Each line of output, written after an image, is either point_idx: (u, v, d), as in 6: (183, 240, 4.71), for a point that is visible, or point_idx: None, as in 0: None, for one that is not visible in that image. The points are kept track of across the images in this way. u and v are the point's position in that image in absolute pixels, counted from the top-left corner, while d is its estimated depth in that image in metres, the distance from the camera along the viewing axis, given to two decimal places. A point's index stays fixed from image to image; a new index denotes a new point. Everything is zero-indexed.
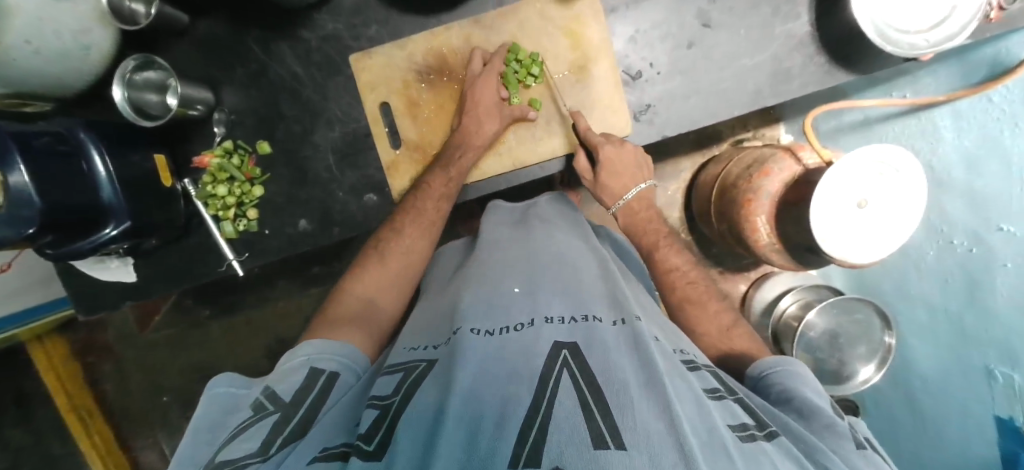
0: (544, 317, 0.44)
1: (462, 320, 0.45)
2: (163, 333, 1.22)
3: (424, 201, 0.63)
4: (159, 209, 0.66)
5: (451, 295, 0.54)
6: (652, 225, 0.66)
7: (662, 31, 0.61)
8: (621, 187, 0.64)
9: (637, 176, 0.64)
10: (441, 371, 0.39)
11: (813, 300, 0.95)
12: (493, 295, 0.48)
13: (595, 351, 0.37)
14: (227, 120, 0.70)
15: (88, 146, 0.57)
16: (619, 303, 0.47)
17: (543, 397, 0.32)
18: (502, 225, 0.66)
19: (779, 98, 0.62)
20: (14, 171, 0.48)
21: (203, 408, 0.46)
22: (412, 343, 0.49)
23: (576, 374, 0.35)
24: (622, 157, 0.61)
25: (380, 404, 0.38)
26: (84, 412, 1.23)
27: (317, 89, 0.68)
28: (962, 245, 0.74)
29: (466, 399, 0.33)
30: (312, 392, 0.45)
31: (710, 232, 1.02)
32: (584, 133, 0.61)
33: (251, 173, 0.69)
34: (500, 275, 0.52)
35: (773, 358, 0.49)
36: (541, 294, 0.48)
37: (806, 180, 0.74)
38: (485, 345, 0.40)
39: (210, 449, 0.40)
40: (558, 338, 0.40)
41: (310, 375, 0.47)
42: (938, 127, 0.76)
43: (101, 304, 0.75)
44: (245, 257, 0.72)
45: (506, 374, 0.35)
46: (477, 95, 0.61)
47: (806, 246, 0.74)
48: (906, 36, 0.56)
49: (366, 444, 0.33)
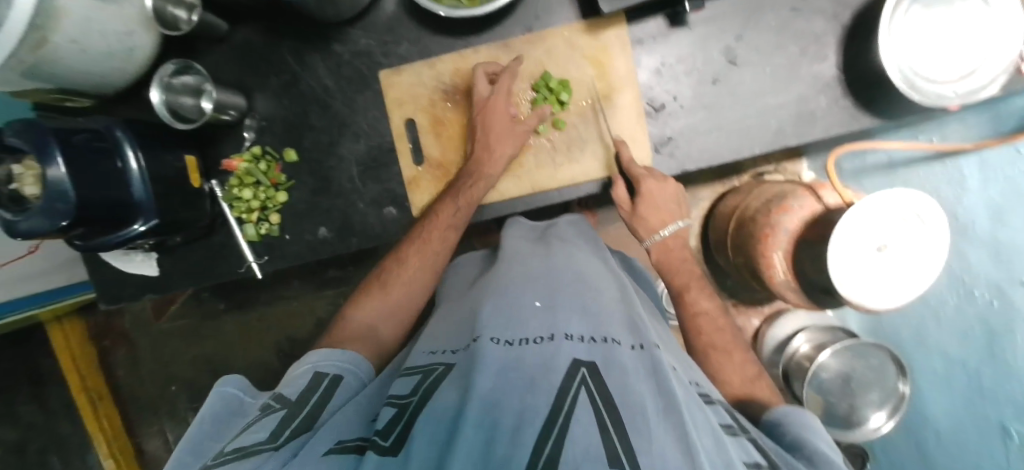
0: (565, 332, 0.43)
1: (483, 328, 0.45)
2: (178, 324, 1.25)
3: (430, 230, 0.63)
4: (186, 208, 0.68)
5: (471, 302, 0.55)
6: (686, 265, 0.65)
7: (687, 65, 0.61)
8: (658, 221, 0.63)
9: (675, 213, 0.64)
10: (460, 376, 0.39)
11: (825, 341, 0.93)
12: (514, 306, 0.48)
13: (614, 372, 0.37)
14: (257, 126, 0.72)
15: (124, 144, 0.60)
16: (638, 329, 0.47)
17: (562, 409, 0.32)
18: (522, 240, 0.65)
19: (802, 139, 0.61)
20: (52, 165, 0.50)
21: (209, 405, 0.48)
22: (431, 347, 0.50)
23: (594, 394, 0.34)
24: (665, 191, 0.61)
25: (397, 403, 0.40)
26: (95, 395, 1.24)
27: (346, 102, 0.70)
28: (983, 297, 0.74)
29: (483, 405, 0.33)
30: (318, 392, 0.47)
31: (727, 264, 1.02)
32: (627, 164, 0.61)
33: (276, 179, 0.71)
34: (520, 285, 0.52)
35: (785, 407, 0.48)
36: (561, 309, 0.47)
37: (824, 221, 0.73)
38: (504, 354, 0.39)
39: (220, 443, 0.43)
40: (577, 355, 0.39)
41: (315, 377, 0.49)
42: (965, 174, 0.77)
43: (124, 295, 0.77)
44: (264, 259, 0.73)
45: (524, 384, 0.35)
46: (486, 121, 0.62)
47: (822, 288, 0.73)
48: (934, 85, 0.55)
49: (383, 441, 0.35)
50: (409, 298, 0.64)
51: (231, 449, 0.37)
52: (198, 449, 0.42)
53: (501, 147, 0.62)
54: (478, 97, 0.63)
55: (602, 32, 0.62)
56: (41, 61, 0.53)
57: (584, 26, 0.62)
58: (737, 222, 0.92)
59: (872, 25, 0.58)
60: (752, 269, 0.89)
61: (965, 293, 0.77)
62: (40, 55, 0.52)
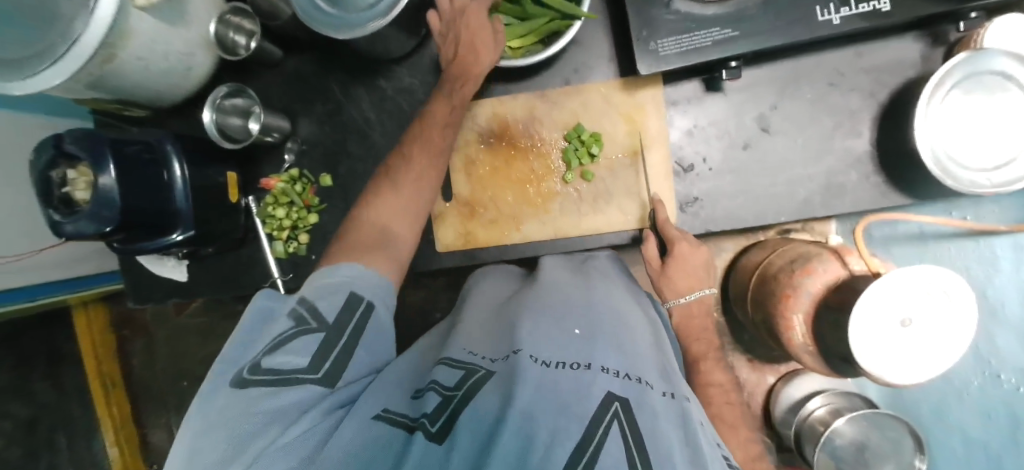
0: (602, 365, 0.44)
1: (523, 342, 0.46)
2: (196, 320, 1.28)
3: (428, 131, 0.62)
4: (221, 220, 0.71)
5: (507, 315, 0.55)
6: (705, 334, 0.64)
7: (720, 129, 0.63)
8: (684, 286, 0.63)
9: (704, 280, 0.64)
10: (499, 383, 0.41)
11: (843, 407, 0.90)
12: (553, 330, 0.49)
13: (646, 415, 0.38)
14: (297, 149, 0.75)
15: (172, 157, 0.63)
16: (670, 377, 0.48)
17: (593, 440, 0.34)
18: (558, 267, 0.63)
19: (829, 210, 0.61)
20: (104, 174, 0.53)
21: (247, 317, 0.50)
22: (470, 347, 0.51)
23: (625, 430, 0.36)
24: (696, 259, 0.61)
25: (443, 393, 0.41)
26: (109, 381, 1.28)
27: (384, 134, 0.73)
28: (1008, 381, 0.82)
29: (520, 421, 0.35)
30: (355, 315, 0.50)
31: (745, 319, 1.00)
32: (663, 225, 0.62)
33: (310, 201, 0.74)
34: (559, 308, 0.53)
35: None
36: (599, 342, 0.48)
37: (849, 286, 0.72)
38: (542, 373, 0.41)
39: (252, 353, 0.45)
40: (612, 388, 0.40)
41: (350, 300, 0.50)
42: (997, 255, 0.82)
43: (152, 296, 0.81)
44: (289, 277, 0.76)
45: (558, 406, 0.37)
46: (468, 26, 0.59)
47: (841, 356, 0.72)
48: (966, 171, 0.54)
49: (430, 425, 0.37)
50: (409, 209, 0.62)
51: (270, 369, 0.42)
52: (233, 357, 0.45)
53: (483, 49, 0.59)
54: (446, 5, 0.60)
55: (638, 91, 0.64)
56: (105, 75, 0.56)
57: (622, 83, 0.64)
58: (759, 277, 0.91)
59: (908, 107, 0.59)
60: (770, 328, 0.88)
61: (988, 375, 0.83)
62: (107, 69, 0.55)
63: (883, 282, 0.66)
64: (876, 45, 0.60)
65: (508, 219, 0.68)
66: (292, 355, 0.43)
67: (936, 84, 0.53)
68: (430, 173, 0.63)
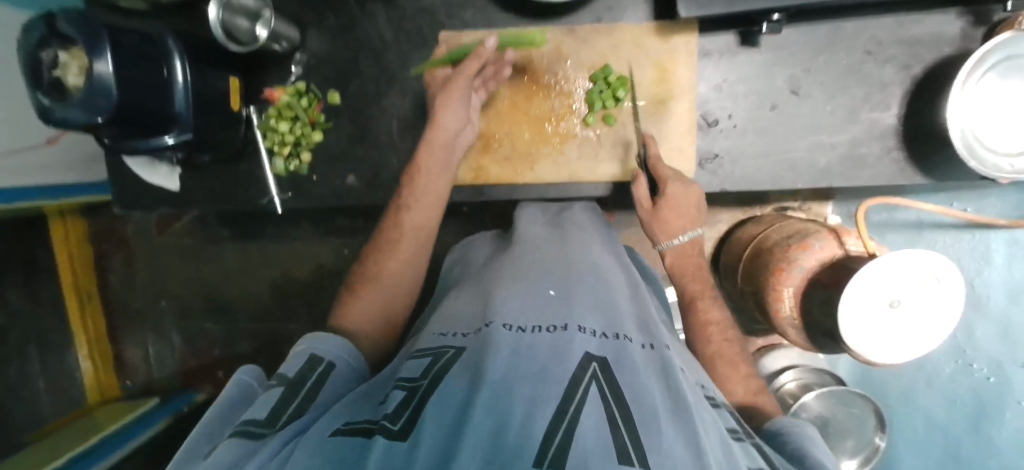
0: (578, 324, 0.42)
1: (495, 313, 0.44)
2: (179, 241, 1.25)
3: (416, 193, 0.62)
4: (222, 129, 0.66)
5: (485, 285, 0.54)
6: (702, 273, 0.63)
7: (749, 87, 0.61)
8: (677, 227, 0.60)
9: (694, 220, 0.60)
10: (471, 358, 0.39)
11: (813, 383, 0.92)
12: (528, 295, 0.47)
13: (625, 370, 0.38)
14: (306, 62, 0.72)
15: (174, 54, 0.56)
16: (647, 328, 0.48)
17: (573, 399, 0.32)
18: (534, 225, 0.63)
19: (847, 182, 0.61)
20: (99, 60, 0.47)
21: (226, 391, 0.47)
22: (443, 329, 0.49)
23: (604, 390, 0.34)
24: (688, 197, 0.59)
25: (407, 386, 0.38)
26: (86, 295, 1.26)
27: (400, 55, 0.70)
28: (980, 371, 0.80)
29: (494, 393, 0.32)
30: (315, 372, 0.46)
31: (731, 289, 1.03)
32: (654, 162, 0.60)
33: (315, 118, 0.71)
34: (535, 275, 0.51)
35: (784, 419, 0.49)
36: (576, 300, 0.47)
37: (844, 265, 0.72)
38: (516, 343, 0.39)
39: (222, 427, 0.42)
40: (589, 349, 0.39)
41: (310, 361, 0.48)
42: (991, 250, 0.78)
43: (141, 204, 0.77)
44: (288, 196, 0.74)
45: (536, 372, 0.35)
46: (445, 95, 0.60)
47: (822, 331, 0.73)
48: (993, 155, 0.53)
49: (392, 425, 0.32)
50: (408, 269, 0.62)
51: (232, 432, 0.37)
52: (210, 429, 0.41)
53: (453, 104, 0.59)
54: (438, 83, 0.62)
55: (674, 36, 0.61)
56: None
57: (655, 27, 0.62)
58: (753, 250, 0.92)
59: (941, 83, 0.58)
60: (758, 299, 0.89)
61: (962, 365, 0.82)
62: None
63: (876, 263, 0.66)
64: (918, 16, 0.58)
65: (523, 158, 0.67)
66: (253, 412, 0.39)
67: (977, 62, 0.52)
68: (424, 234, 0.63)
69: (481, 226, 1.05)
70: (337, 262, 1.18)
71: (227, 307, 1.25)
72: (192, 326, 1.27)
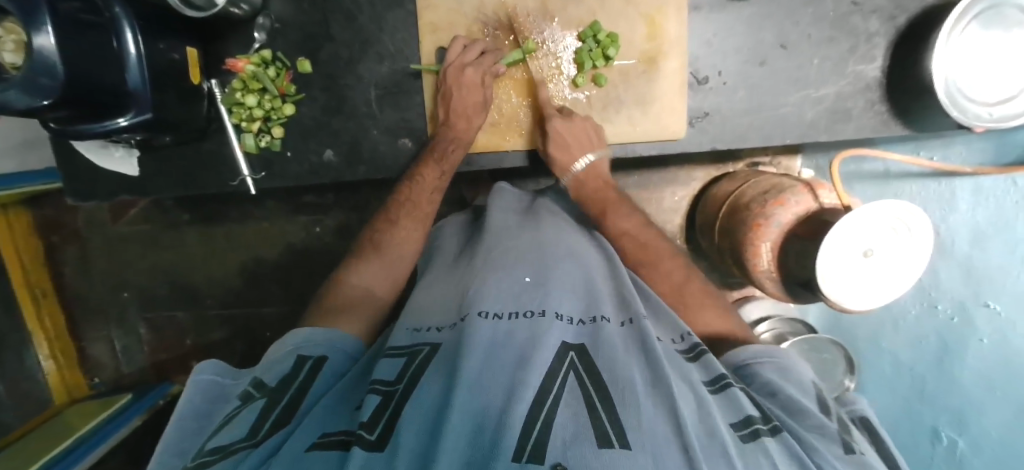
0: (556, 311, 0.43)
1: (472, 304, 0.43)
2: (137, 229, 1.17)
3: (419, 194, 0.65)
4: (181, 105, 0.60)
5: (461, 275, 0.53)
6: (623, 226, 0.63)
7: (738, 42, 0.61)
8: (567, 159, 0.62)
9: (585, 148, 0.62)
10: (448, 355, 0.38)
11: (787, 331, 0.96)
12: (505, 282, 0.47)
13: (602, 350, 0.38)
14: (270, 27, 0.66)
15: (123, 23, 0.50)
16: (626, 302, 0.47)
17: (551, 390, 0.33)
18: (509, 210, 0.64)
19: (832, 135, 0.62)
20: (40, 34, 0.41)
21: (189, 395, 0.45)
22: (415, 324, 0.47)
23: (582, 375, 0.35)
24: (570, 125, 0.60)
25: (382, 390, 0.36)
26: (40, 293, 1.16)
27: (374, 17, 0.65)
28: (945, 311, 0.80)
29: (469, 391, 0.32)
30: (304, 373, 0.45)
31: (707, 244, 1.06)
32: (544, 101, 0.62)
33: (285, 89, 0.66)
34: (509, 262, 0.51)
35: (766, 354, 0.49)
36: (551, 286, 0.47)
37: (819, 218, 0.74)
38: (492, 333, 0.39)
39: (199, 439, 0.41)
40: (567, 337, 0.40)
41: (297, 362, 0.46)
42: (956, 196, 0.77)
43: (95, 193, 0.71)
44: (260, 176, 0.70)
45: (512, 364, 0.35)
46: (461, 89, 0.60)
47: (798, 281, 0.75)
48: (973, 104, 0.54)
49: (368, 434, 0.31)
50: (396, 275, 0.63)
51: (211, 449, 0.36)
52: (183, 444, 0.40)
53: (472, 96, 0.61)
54: (460, 58, 0.61)
55: None
56: None
57: None
58: (730, 207, 0.93)
59: (928, 31, 0.58)
60: (735, 255, 0.89)
61: (928, 307, 0.83)
62: None
63: (851, 217, 0.67)
64: None
65: (510, 123, 0.66)
66: (223, 436, 0.37)
67: (958, 16, 0.53)
68: (413, 238, 0.65)
69: (459, 195, 1.03)
70: (309, 241, 1.14)
71: (196, 295, 1.19)
72: (160, 316, 1.21)
